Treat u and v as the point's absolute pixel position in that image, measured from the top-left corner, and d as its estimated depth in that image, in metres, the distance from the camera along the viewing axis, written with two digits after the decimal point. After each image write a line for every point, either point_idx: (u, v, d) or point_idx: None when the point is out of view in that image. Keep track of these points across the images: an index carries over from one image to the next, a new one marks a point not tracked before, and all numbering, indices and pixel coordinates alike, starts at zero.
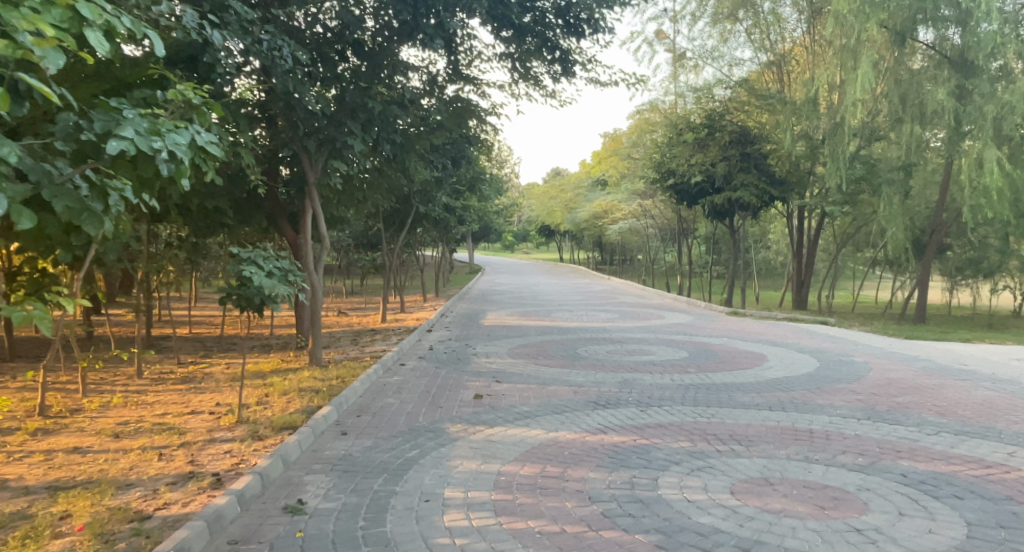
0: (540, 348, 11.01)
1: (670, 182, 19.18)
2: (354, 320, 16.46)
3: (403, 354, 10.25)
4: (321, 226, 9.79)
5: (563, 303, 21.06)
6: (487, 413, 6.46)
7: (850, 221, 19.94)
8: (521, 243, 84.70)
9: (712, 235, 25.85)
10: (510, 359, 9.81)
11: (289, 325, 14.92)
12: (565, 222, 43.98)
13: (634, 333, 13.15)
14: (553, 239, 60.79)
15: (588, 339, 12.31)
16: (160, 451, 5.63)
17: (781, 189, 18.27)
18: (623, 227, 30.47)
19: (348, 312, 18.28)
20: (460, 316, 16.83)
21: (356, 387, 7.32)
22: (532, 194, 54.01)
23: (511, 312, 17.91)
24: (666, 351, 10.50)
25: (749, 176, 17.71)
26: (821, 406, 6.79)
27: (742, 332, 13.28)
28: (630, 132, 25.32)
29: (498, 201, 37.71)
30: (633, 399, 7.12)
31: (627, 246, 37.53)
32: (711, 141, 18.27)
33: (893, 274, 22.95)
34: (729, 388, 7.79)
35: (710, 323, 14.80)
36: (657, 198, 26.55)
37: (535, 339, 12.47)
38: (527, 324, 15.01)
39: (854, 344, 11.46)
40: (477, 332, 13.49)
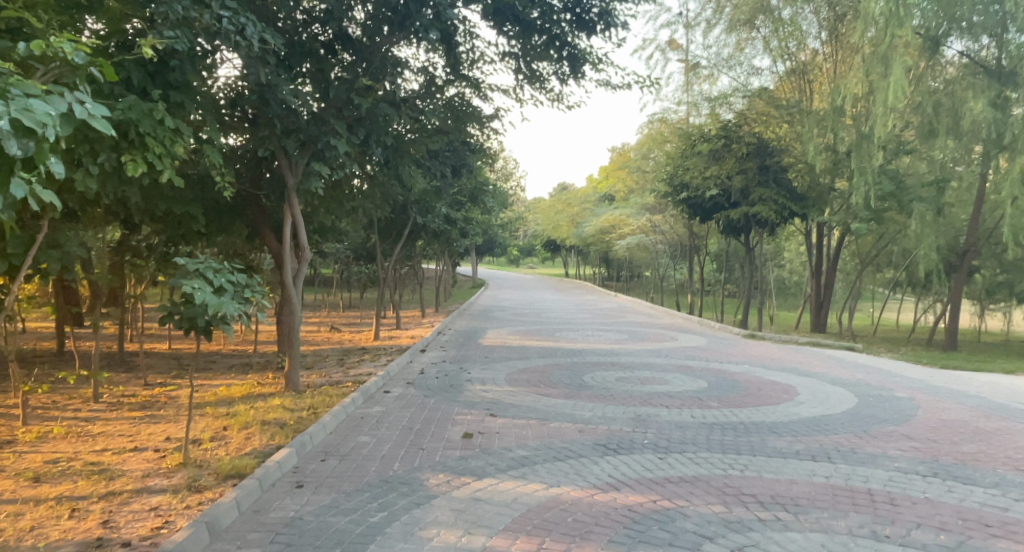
0: (542, 374, 9.98)
1: (684, 196, 18.16)
2: (346, 337, 15.48)
3: (390, 379, 9.24)
4: (301, 236, 8.82)
5: (569, 322, 20.00)
6: (478, 458, 5.47)
7: (873, 239, 18.91)
8: (526, 258, 83.70)
9: (726, 252, 24.83)
10: (509, 387, 8.80)
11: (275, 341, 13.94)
12: (572, 237, 43.00)
13: (645, 357, 12.11)
14: (559, 254, 59.77)
15: (595, 364, 11.28)
16: (76, 504, 4.66)
17: (802, 205, 17.23)
18: (631, 243, 29.46)
19: (341, 327, 17.30)
20: (460, 335, 15.84)
21: (326, 421, 6.32)
22: (538, 207, 53.08)
23: (512, 331, 16.87)
24: (684, 381, 9.46)
25: (767, 191, 16.71)
26: (874, 457, 5.78)
27: (764, 359, 12.22)
28: (640, 144, 24.40)
29: (502, 214, 36.76)
30: (649, 442, 6.11)
31: (635, 262, 36.51)
32: (727, 153, 17.27)
33: (917, 296, 21.88)
34: (760, 429, 6.78)
35: (727, 347, 13.74)
36: (668, 213, 25.57)
37: (538, 363, 11.45)
38: (529, 345, 14.01)
39: (890, 376, 10.40)
40: (474, 354, 12.47)
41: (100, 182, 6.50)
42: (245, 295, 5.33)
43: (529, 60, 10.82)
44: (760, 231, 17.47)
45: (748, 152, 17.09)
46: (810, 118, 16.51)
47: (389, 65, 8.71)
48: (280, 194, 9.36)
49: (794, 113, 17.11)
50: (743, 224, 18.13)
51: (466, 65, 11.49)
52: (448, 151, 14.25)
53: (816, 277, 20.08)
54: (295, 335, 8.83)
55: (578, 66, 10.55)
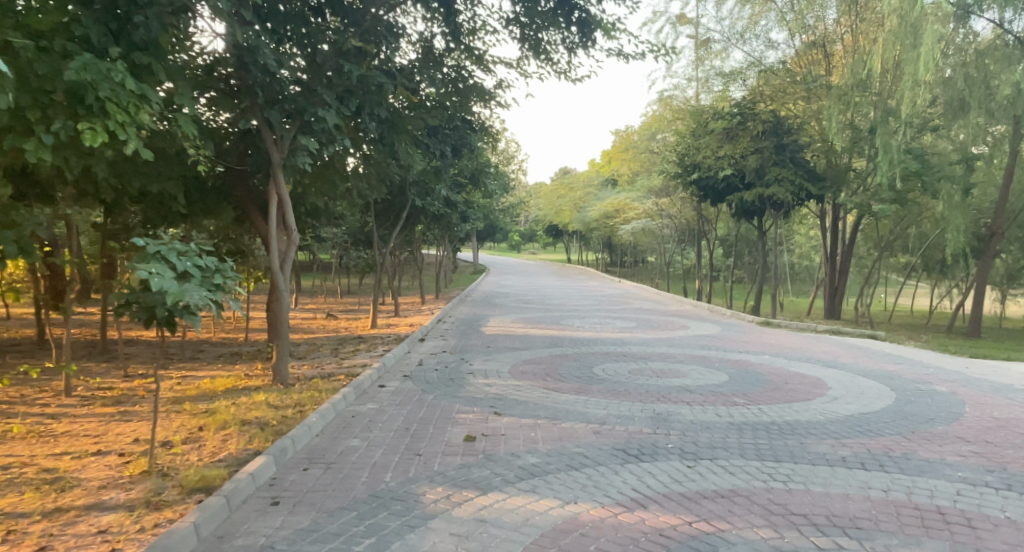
0: (550, 366, 9.30)
1: (694, 177, 17.36)
2: (341, 325, 14.83)
3: (386, 371, 8.55)
4: (289, 216, 8.07)
5: (574, 308, 19.31)
6: (483, 465, 4.81)
7: (891, 223, 18.18)
8: (528, 243, 82.97)
9: (735, 236, 24.04)
10: (515, 381, 8.13)
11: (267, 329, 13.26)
12: (574, 221, 42.28)
13: (658, 346, 11.43)
14: (561, 239, 58.96)
15: (605, 354, 10.61)
16: (13, 524, 3.96)
17: (820, 186, 16.39)
18: (637, 227, 28.69)
19: (337, 315, 16.64)
20: (461, 322, 15.17)
21: (312, 421, 5.62)
22: (541, 192, 52.16)
23: (516, 319, 16.18)
24: (703, 373, 8.79)
25: (783, 171, 15.87)
26: (931, 466, 5.13)
27: (782, 348, 11.55)
28: (648, 124, 23.61)
29: (503, 198, 35.96)
30: (675, 446, 5.44)
31: (640, 247, 35.79)
32: (741, 132, 16.45)
33: (933, 282, 21.20)
34: (795, 431, 6.11)
35: (742, 335, 13.06)
36: (677, 196, 24.77)
37: (544, 353, 10.77)
38: (534, 333, 13.35)
39: (922, 368, 9.73)
40: (477, 343, 11.79)
41: (57, 154, 5.75)
42: (214, 280, 4.57)
43: (536, 28, 10.10)
44: (775, 214, 16.70)
45: (763, 130, 16.28)
46: (829, 94, 15.71)
47: (382, 29, 7.97)
48: (267, 172, 8.62)
49: (812, 90, 16.30)
50: (756, 207, 17.36)
51: (467, 35, 10.78)
52: (448, 128, 13.56)
53: (829, 262, 19.32)
54: (283, 324, 8.12)
55: (587, 34, 9.83)
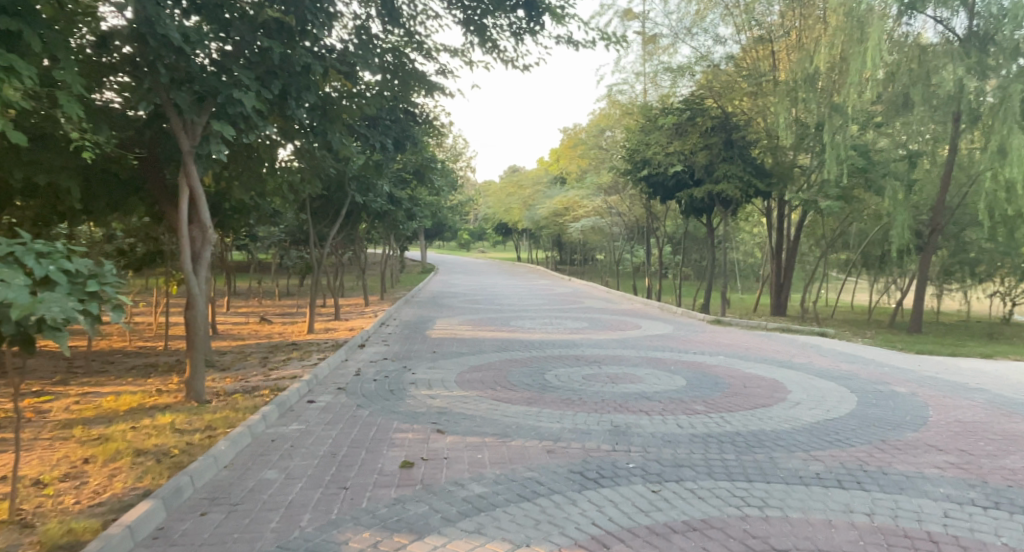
0: (498, 373, 8.70)
1: (644, 174, 16.95)
2: (274, 332, 13.86)
3: (317, 384, 7.78)
4: (203, 211, 7.21)
5: (523, 309, 18.73)
6: (420, 500, 4.16)
7: (837, 220, 18.21)
8: (476, 243, 82.24)
9: (685, 233, 23.90)
10: (460, 392, 7.48)
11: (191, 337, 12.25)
12: (523, 220, 41.80)
13: (610, 348, 10.95)
14: (509, 238, 58.43)
15: (556, 359, 10.06)
16: None
17: (767, 183, 16.10)
18: (587, 225, 28.32)
19: (271, 320, 15.62)
20: (405, 325, 14.40)
21: (220, 450, 4.84)
22: (489, 189, 51.46)
23: (463, 320, 15.51)
24: (660, 378, 8.33)
25: (732, 167, 15.58)
26: (910, 481, 4.73)
27: (737, 348, 11.22)
28: (596, 120, 23.26)
29: (450, 197, 35.15)
30: (637, 468, 4.89)
31: (588, 245, 35.52)
32: (690, 127, 16.15)
33: (875, 278, 21.38)
34: (763, 443, 5.65)
35: (694, 335, 12.70)
36: (626, 193, 24.47)
37: (492, 359, 10.14)
38: (483, 337, 12.71)
39: (878, 367, 9.48)
40: (421, 349, 11.08)
41: None
42: (87, 288, 3.75)
43: (481, 12, 9.48)
44: (725, 211, 16.47)
45: (712, 126, 16.00)
46: (778, 90, 15.54)
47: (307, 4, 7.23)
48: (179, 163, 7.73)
49: (761, 86, 16.11)
50: (706, 204, 17.09)
51: (406, 18, 10.07)
52: (389, 120, 12.83)
53: (776, 259, 19.23)
54: (197, 334, 7.25)
55: (534, 17, 9.23)
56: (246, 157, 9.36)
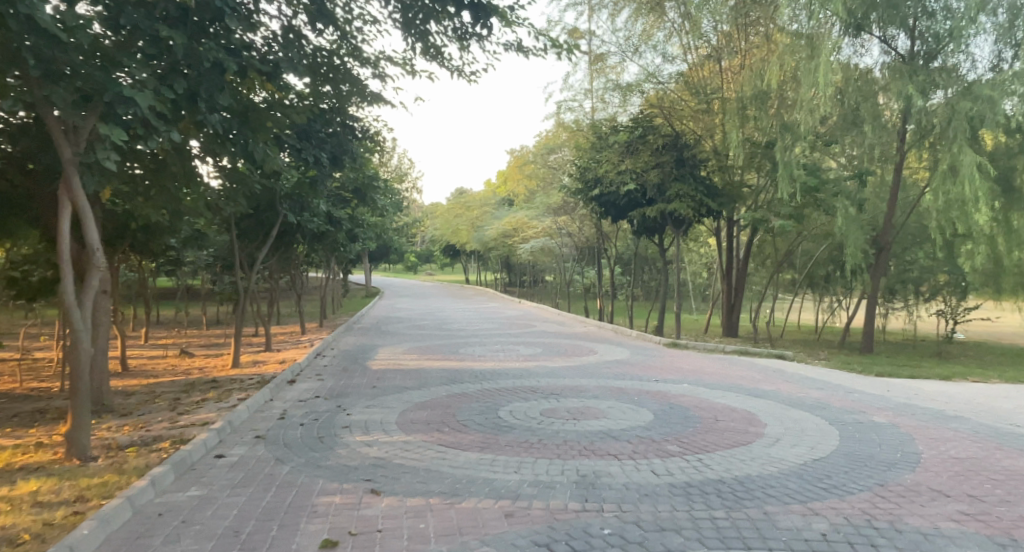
0: (444, 411, 7.76)
1: (596, 193, 16.31)
2: (191, 373, 12.52)
3: (231, 434, 6.74)
4: (90, 231, 6.14)
5: (471, 334, 17.78)
6: None
7: (789, 240, 17.90)
8: (424, 265, 80.86)
9: (635, 254, 23.39)
10: (401, 438, 6.52)
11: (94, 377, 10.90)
12: (471, 241, 40.92)
13: (566, 378, 10.13)
14: (457, 260, 57.34)
15: (509, 392, 9.18)
16: None
17: (719, 201, 15.60)
18: (536, 246, 27.60)
19: (191, 359, 14.23)
20: (342, 356, 13.26)
21: (84, 534, 3.84)
22: (437, 211, 50.41)
23: (407, 349, 14.45)
24: (624, 411, 7.56)
25: (685, 186, 15.04)
26: (930, 542, 4.02)
27: (699, 372, 10.55)
28: (546, 139, 22.68)
29: (395, 218, 33.98)
30: (613, 536, 4.05)
31: (538, 267, 34.80)
32: (642, 146, 15.63)
33: (823, 298, 20.90)
34: (752, 493, 4.89)
35: (652, 360, 12.02)
36: (576, 214, 23.86)
37: (437, 393, 9.18)
38: (428, 367, 11.73)
39: (849, 390, 8.91)
40: (358, 384, 10.03)
41: None
42: None
43: (422, 15, 8.66)
44: (678, 232, 15.96)
45: (663, 144, 15.50)
46: (728, 108, 15.17)
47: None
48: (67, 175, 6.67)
49: (712, 104, 15.72)
50: (659, 224, 16.56)
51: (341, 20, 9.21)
52: (324, 133, 11.92)
53: (726, 279, 18.82)
54: (82, 377, 6.14)
55: (480, 21, 8.39)
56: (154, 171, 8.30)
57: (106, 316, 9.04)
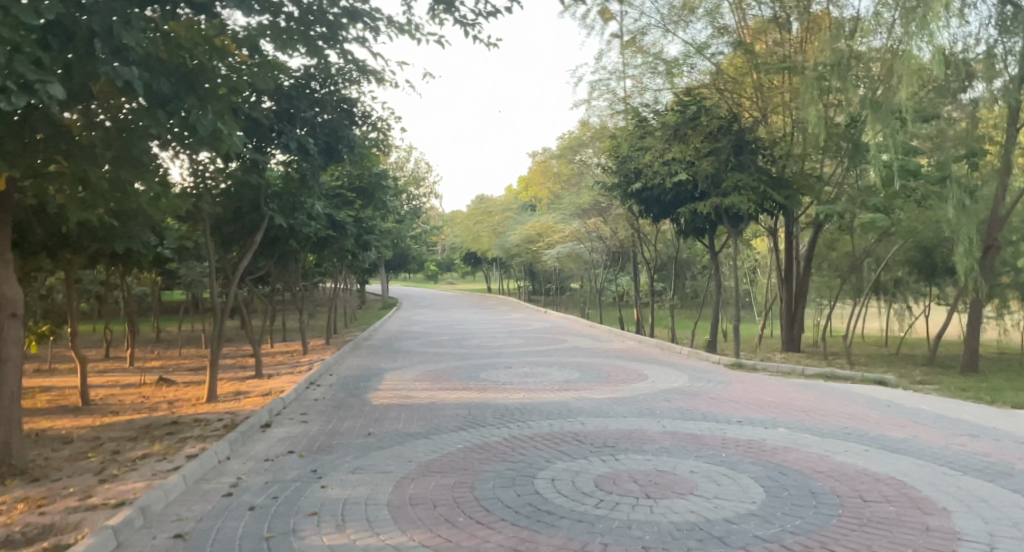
0: (457, 483, 5.50)
1: (636, 187, 14.05)
2: (156, 410, 10.41)
3: (138, 531, 4.61)
4: None
5: (494, 352, 15.50)
6: None
7: (862, 238, 15.38)
8: (445, 273, 78.99)
9: (677, 258, 20.94)
10: (389, 541, 4.28)
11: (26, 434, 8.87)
12: (494, 248, 38.72)
13: (618, 420, 7.81)
14: (479, 268, 55.20)
15: (547, 443, 6.88)
16: None
17: (784, 194, 13.14)
18: (563, 251, 25.25)
19: (166, 391, 12.18)
20: (339, 385, 11.05)
21: None
22: (457, 216, 48.17)
23: (418, 374, 12.19)
24: (717, 481, 5.25)
25: (744, 176, 12.71)
26: None
27: (788, 407, 8.16)
28: (575, 131, 20.37)
29: (411, 225, 31.89)
30: None
31: (565, 274, 32.44)
32: (691, 131, 13.31)
33: (897, 305, 18.30)
34: None
35: (718, 389, 9.64)
36: (610, 214, 21.51)
37: (451, 446, 6.91)
38: (440, 402, 9.47)
39: (1015, 436, 6.44)
40: (348, 429, 7.79)
41: None
42: None
43: None
44: (735, 232, 13.57)
45: (716, 129, 13.16)
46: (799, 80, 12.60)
47: None
48: None
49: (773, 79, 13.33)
50: (711, 222, 14.19)
51: None
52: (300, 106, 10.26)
53: (785, 286, 16.35)
54: None
55: None
56: (78, 158, 6.50)
57: (15, 350, 6.95)
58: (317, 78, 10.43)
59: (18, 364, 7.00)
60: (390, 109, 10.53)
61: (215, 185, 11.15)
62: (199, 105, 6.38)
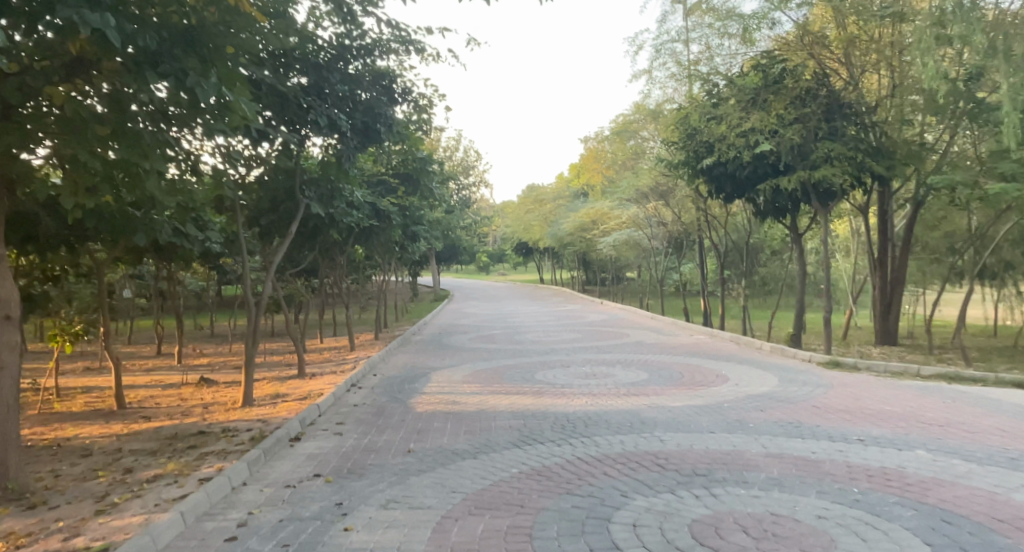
0: (516, 527, 4.39)
1: (707, 164, 12.69)
2: (188, 415, 9.62)
3: None
4: None
5: (550, 348, 14.37)
6: None
7: (967, 217, 13.64)
8: (497, 265, 78.21)
9: (747, 243, 19.30)
10: None
11: (44, 447, 8.12)
12: (546, 238, 37.56)
13: (707, 437, 6.57)
14: (531, 259, 54.08)
15: (623, 468, 5.69)
16: None
17: (885, 165, 11.73)
18: (621, 238, 23.87)
19: (204, 393, 11.42)
20: (386, 386, 10.13)
21: None
22: (508, 206, 47.08)
23: (469, 374, 11.15)
24: (862, 537, 3.99)
25: (837, 145, 11.35)
26: None
27: (911, 421, 6.80)
28: (636, 108, 18.98)
29: (461, 214, 31.01)
30: None
31: (622, 263, 31.02)
32: (772, 97, 12.04)
33: (1001, 292, 16.41)
34: None
35: (816, 395, 8.33)
36: (672, 198, 20.01)
37: (507, 470, 5.81)
38: (493, 409, 8.41)
39: None
40: (388, 444, 6.78)
41: None
42: None
43: None
44: (824, 210, 12.12)
45: (803, 91, 11.96)
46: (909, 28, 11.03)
47: None
48: None
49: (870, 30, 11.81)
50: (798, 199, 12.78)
51: None
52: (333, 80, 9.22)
53: (879, 270, 14.97)
54: None
55: None
56: (66, 135, 5.55)
57: (13, 357, 6.08)
58: (351, 51, 9.43)
59: (14, 374, 6.09)
60: (435, 85, 9.50)
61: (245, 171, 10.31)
62: (201, 68, 5.34)
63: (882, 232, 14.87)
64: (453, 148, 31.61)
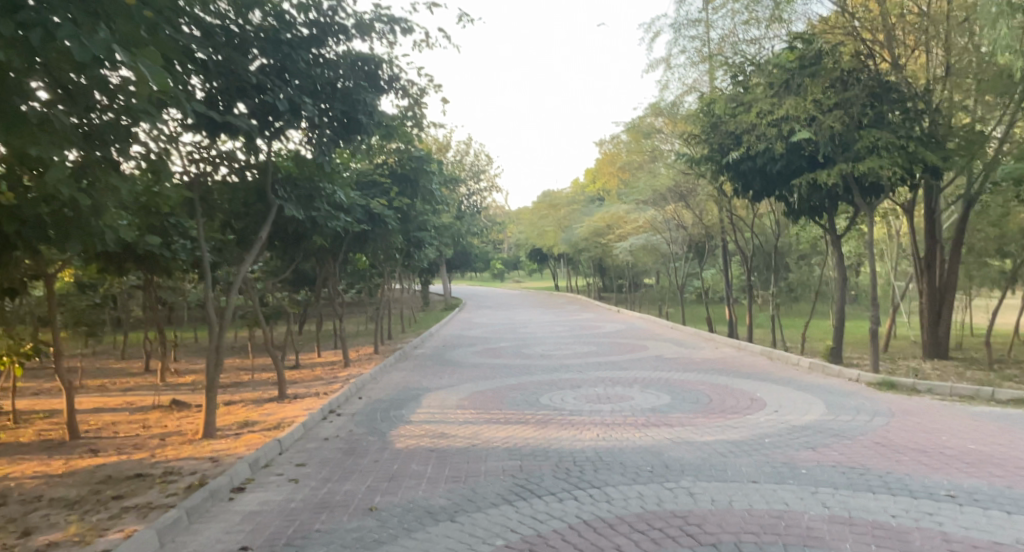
0: None
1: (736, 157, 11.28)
2: (140, 449, 8.38)
3: None
4: None
5: (561, 364, 13.05)
6: None
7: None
8: (512, 272, 77.03)
9: (776, 247, 17.87)
10: None
11: None
12: (560, 244, 36.27)
13: (752, 490, 5.17)
14: (546, 266, 52.72)
15: (644, 541, 4.32)
16: None
17: (939, 155, 10.33)
18: (637, 244, 22.53)
19: (171, 420, 10.16)
20: (370, 413, 8.88)
21: None
22: (520, 212, 45.86)
23: (468, 397, 9.86)
24: None
25: (884, 134, 10.00)
26: None
27: (1007, 467, 5.40)
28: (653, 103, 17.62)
29: (471, 220, 29.78)
30: None
31: (641, 270, 29.62)
32: (809, 81, 10.59)
33: None
34: None
35: (876, 427, 6.94)
36: (694, 198, 18.62)
37: (493, 541, 4.45)
38: (488, 444, 7.08)
39: None
40: (350, 497, 5.47)
41: None
42: None
43: None
44: (869, 207, 10.76)
45: (844, 73, 10.49)
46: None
47: None
48: None
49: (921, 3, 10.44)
50: (837, 195, 11.51)
51: None
52: (299, 62, 7.96)
53: (927, 275, 13.56)
54: None
55: None
56: None
57: None
58: (325, 26, 8.13)
59: None
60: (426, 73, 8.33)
61: (209, 168, 9.19)
62: (90, 23, 4.19)
63: (929, 223, 13.57)
64: (461, 152, 30.49)
